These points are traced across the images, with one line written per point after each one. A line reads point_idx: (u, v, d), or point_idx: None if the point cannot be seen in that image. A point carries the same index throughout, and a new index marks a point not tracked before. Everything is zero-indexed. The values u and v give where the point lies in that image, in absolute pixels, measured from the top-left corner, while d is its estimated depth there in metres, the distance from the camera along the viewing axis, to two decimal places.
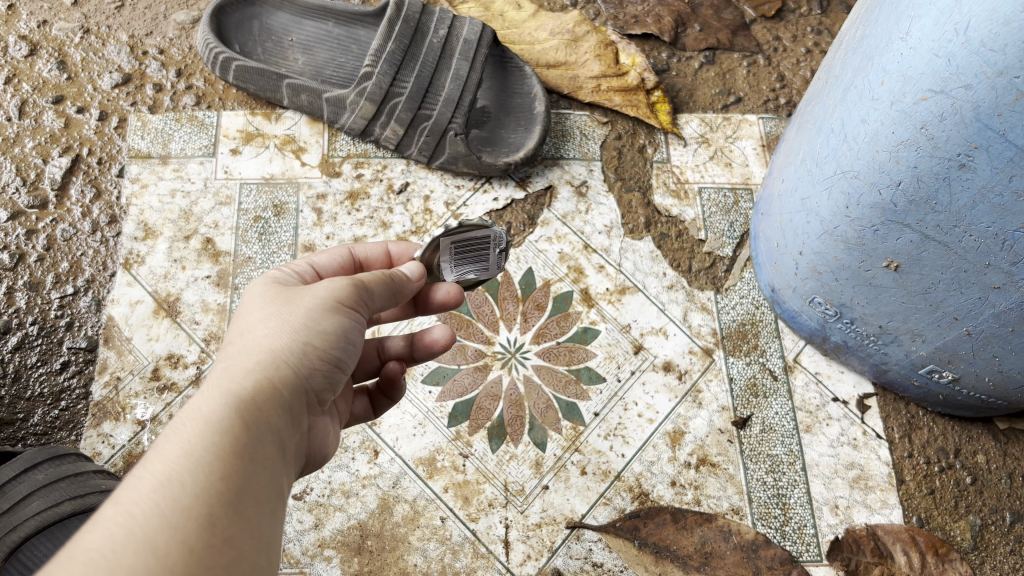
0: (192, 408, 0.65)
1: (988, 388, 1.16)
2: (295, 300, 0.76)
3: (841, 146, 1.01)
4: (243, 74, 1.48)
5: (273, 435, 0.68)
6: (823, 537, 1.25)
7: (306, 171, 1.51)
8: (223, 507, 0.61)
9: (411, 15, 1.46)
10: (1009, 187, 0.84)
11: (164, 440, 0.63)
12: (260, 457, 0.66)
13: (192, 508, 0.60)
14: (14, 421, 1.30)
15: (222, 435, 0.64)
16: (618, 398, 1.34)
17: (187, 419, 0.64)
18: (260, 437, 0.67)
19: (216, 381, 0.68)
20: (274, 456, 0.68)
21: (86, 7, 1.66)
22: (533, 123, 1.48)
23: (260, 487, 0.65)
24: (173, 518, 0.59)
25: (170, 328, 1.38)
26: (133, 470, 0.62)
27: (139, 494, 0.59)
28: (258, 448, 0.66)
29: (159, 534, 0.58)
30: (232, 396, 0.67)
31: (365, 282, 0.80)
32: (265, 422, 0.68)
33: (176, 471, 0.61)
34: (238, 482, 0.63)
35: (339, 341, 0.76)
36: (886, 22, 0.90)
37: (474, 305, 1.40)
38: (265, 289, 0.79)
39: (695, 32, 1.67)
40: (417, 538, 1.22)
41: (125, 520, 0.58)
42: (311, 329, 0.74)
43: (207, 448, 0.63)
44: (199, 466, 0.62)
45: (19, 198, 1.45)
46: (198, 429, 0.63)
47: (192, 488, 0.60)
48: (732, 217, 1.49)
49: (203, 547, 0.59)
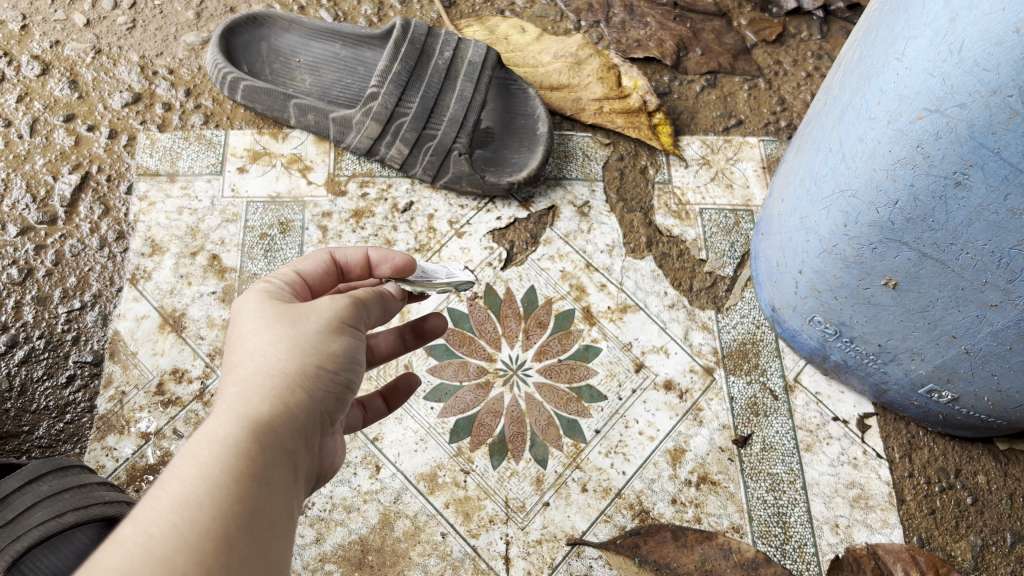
0: (208, 430, 0.66)
1: (987, 408, 1.17)
2: (305, 320, 0.76)
3: (839, 165, 1.03)
4: (251, 94, 1.51)
5: (287, 456, 0.69)
6: (823, 556, 1.25)
7: (311, 190, 1.53)
8: (239, 527, 0.62)
9: (417, 37, 1.49)
10: (1004, 206, 0.85)
11: (180, 462, 0.63)
12: (275, 478, 0.67)
13: (209, 530, 0.60)
14: (19, 434, 1.31)
15: (238, 458, 0.64)
16: (619, 416, 1.34)
17: (204, 441, 0.65)
18: (275, 458, 0.67)
19: (231, 403, 0.69)
20: (288, 476, 0.68)
21: (98, 28, 1.69)
22: (536, 144, 1.50)
23: (275, 509, 0.66)
24: (192, 537, 0.59)
25: (176, 343, 1.39)
26: (149, 491, 0.62)
27: (157, 514, 0.59)
28: (273, 469, 0.67)
29: (179, 553, 0.58)
30: (248, 418, 0.67)
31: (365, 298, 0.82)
32: (279, 444, 0.68)
33: (193, 493, 0.61)
34: (254, 504, 0.64)
35: (347, 363, 0.77)
36: (883, 44, 0.92)
37: (476, 323, 1.41)
38: (267, 306, 0.79)
39: (696, 56, 1.70)
40: (417, 554, 1.22)
41: (144, 540, 0.58)
42: (322, 351, 0.75)
43: (224, 469, 0.63)
44: (215, 488, 0.62)
45: (28, 214, 1.48)
46: (215, 451, 0.64)
47: (209, 509, 0.61)
48: (733, 238, 1.50)
49: (219, 569, 0.60)
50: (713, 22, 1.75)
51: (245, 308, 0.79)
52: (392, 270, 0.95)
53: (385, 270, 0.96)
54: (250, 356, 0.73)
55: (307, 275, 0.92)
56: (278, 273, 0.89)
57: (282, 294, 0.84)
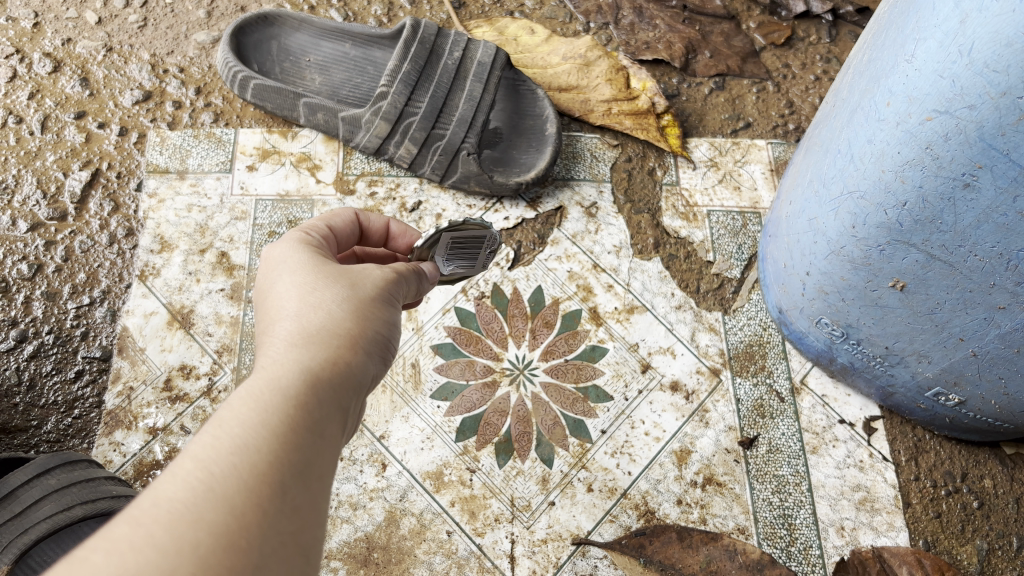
0: (268, 378, 0.66)
1: (994, 411, 1.17)
2: (359, 286, 0.79)
3: (848, 167, 1.03)
4: (261, 92, 1.52)
5: (339, 413, 0.69)
6: (829, 559, 1.25)
7: (320, 188, 1.54)
8: (295, 476, 0.62)
9: (427, 37, 1.50)
10: (1013, 208, 0.85)
11: (241, 403, 0.63)
12: (328, 432, 0.67)
13: (266, 474, 0.60)
14: (28, 428, 1.32)
15: (298, 409, 0.65)
16: (625, 416, 1.35)
17: (266, 388, 0.65)
18: (329, 414, 0.68)
19: (290, 354, 0.69)
20: (338, 433, 0.69)
21: (110, 26, 1.70)
22: (543, 144, 1.51)
23: (326, 463, 0.66)
24: (252, 478, 0.59)
25: (184, 340, 1.40)
26: (205, 428, 0.62)
27: (218, 452, 0.59)
28: (327, 424, 0.67)
29: (238, 492, 0.58)
30: (307, 371, 0.68)
31: (404, 273, 0.86)
32: (335, 401, 0.69)
33: (253, 437, 0.61)
34: (309, 455, 0.64)
35: (391, 332, 0.79)
36: (892, 46, 0.93)
37: (483, 322, 1.42)
38: (319, 264, 0.81)
39: (705, 59, 1.70)
40: (423, 552, 1.23)
41: (205, 477, 0.58)
42: (374, 318, 0.77)
43: (283, 417, 0.64)
44: (274, 435, 0.62)
45: (39, 210, 1.48)
46: (275, 399, 0.64)
47: (268, 453, 0.61)
48: (741, 240, 1.50)
49: (274, 515, 0.59)
50: (722, 25, 1.76)
51: (297, 263, 0.80)
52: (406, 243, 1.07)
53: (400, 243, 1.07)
54: (307, 311, 0.74)
55: (337, 228, 0.94)
56: (310, 226, 0.91)
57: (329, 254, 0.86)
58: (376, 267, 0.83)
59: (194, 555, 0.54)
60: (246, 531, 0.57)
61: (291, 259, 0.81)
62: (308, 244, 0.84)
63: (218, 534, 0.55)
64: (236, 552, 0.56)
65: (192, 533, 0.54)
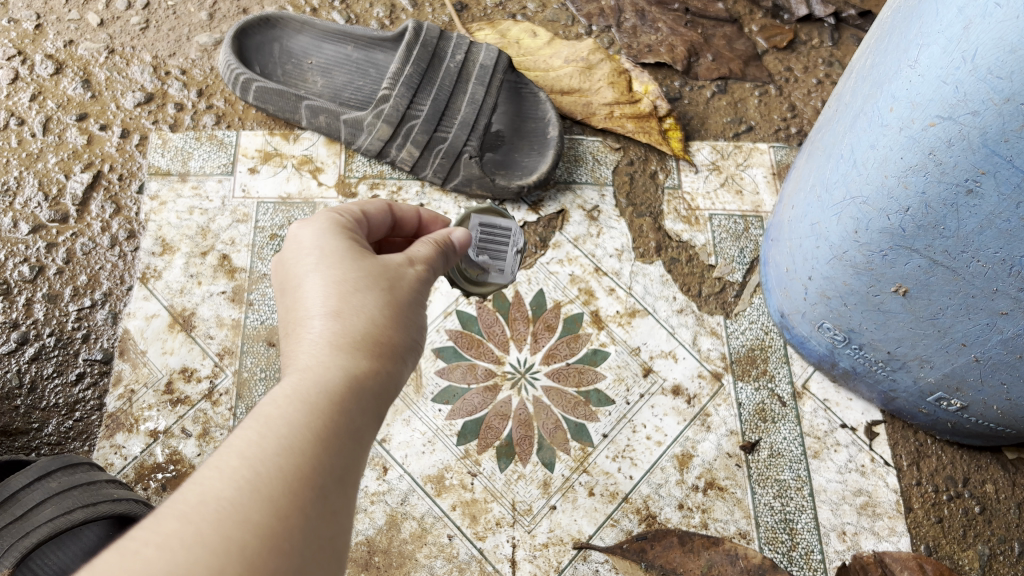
0: (307, 383, 0.68)
1: (997, 417, 1.17)
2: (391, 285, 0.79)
3: (850, 172, 1.03)
4: (263, 95, 1.52)
5: (375, 419, 0.72)
6: (830, 564, 1.25)
7: (322, 191, 1.54)
8: (333, 481, 0.64)
9: (429, 39, 1.50)
10: (1016, 213, 0.85)
11: (285, 406, 0.65)
12: (365, 437, 0.70)
13: (312, 481, 0.62)
14: (29, 431, 1.32)
15: (337, 417, 0.67)
16: (626, 420, 1.34)
17: (307, 394, 0.67)
18: (366, 419, 0.70)
19: (329, 357, 0.71)
20: (369, 440, 0.71)
21: (111, 28, 1.70)
22: (546, 147, 1.50)
23: (361, 467, 0.68)
24: (296, 479, 0.61)
25: (185, 342, 1.40)
26: (250, 429, 0.63)
27: (263, 455, 0.62)
28: (361, 431, 0.69)
29: (284, 498, 0.60)
30: (349, 377, 0.70)
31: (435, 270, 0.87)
32: (371, 407, 0.71)
33: (295, 444, 0.63)
34: (347, 460, 0.66)
35: (421, 329, 0.81)
36: (896, 51, 0.93)
37: (484, 325, 1.41)
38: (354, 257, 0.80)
39: (708, 62, 1.70)
40: (424, 556, 1.23)
41: (253, 478, 0.60)
42: (407, 319, 0.79)
43: (326, 425, 0.66)
44: (318, 442, 0.65)
45: (40, 213, 1.48)
46: (318, 406, 0.66)
47: (311, 458, 0.63)
48: (743, 243, 1.50)
49: (317, 517, 0.62)
50: (724, 28, 1.76)
51: (324, 247, 0.80)
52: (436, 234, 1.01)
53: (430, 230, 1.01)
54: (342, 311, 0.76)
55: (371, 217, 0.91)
56: (341, 210, 0.87)
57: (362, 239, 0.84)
58: (408, 262, 0.83)
59: (242, 556, 0.56)
60: (291, 536, 0.59)
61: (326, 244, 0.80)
62: (335, 223, 0.83)
63: (266, 537, 0.58)
64: (279, 555, 0.58)
65: (240, 534, 0.56)
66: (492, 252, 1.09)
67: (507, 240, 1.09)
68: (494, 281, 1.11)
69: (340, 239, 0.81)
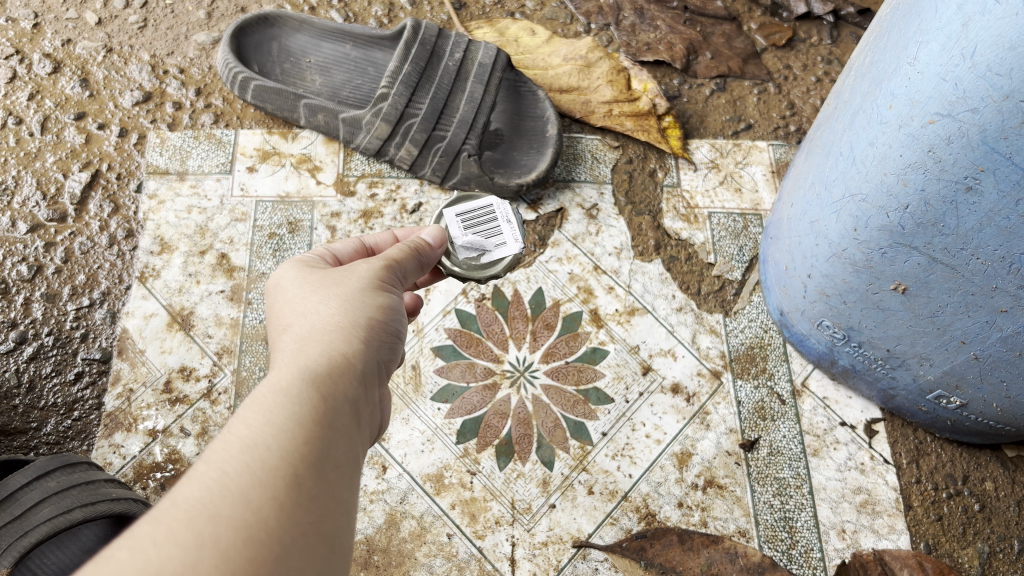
0: (269, 381, 0.68)
1: (996, 414, 1.17)
2: (347, 282, 0.81)
3: (850, 169, 1.03)
4: (261, 93, 1.51)
5: (349, 405, 0.71)
6: (830, 562, 1.25)
7: (321, 190, 1.54)
8: (306, 467, 0.63)
9: (427, 38, 1.49)
10: (1015, 211, 0.85)
11: (246, 407, 0.65)
12: (339, 423, 0.69)
13: (279, 468, 0.62)
14: (27, 430, 1.32)
15: (301, 405, 0.66)
16: (626, 418, 1.34)
17: (269, 390, 0.67)
18: (336, 406, 0.69)
19: (290, 357, 0.72)
20: (349, 425, 0.70)
21: (109, 27, 1.70)
22: (545, 146, 1.50)
23: (340, 453, 0.67)
24: (263, 469, 0.61)
25: (184, 341, 1.40)
26: (218, 435, 0.64)
27: (228, 453, 0.61)
28: (335, 416, 0.69)
29: (253, 488, 0.60)
30: (308, 370, 0.70)
31: (399, 258, 0.87)
32: (340, 393, 0.70)
33: (259, 436, 0.63)
34: (320, 446, 0.65)
35: (393, 316, 0.81)
36: (894, 48, 0.92)
37: (483, 324, 1.41)
38: (310, 274, 0.83)
39: (706, 60, 1.70)
40: (423, 554, 1.23)
41: (219, 476, 0.60)
42: (371, 306, 0.79)
43: (290, 415, 0.65)
44: (282, 430, 0.64)
45: (39, 212, 1.48)
46: (279, 399, 0.66)
47: (277, 449, 0.63)
48: (742, 241, 1.50)
49: (291, 504, 0.61)
50: (723, 26, 1.75)
51: (286, 275, 0.83)
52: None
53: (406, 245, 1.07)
54: (304, 316, 0.77)
55: (340, 254, 0.94)
56: (310, 251, 0.91)
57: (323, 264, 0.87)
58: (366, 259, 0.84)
59: (216, 550, 0.56)
60: (264, 524, 0.59)
61: (284, 272, 0.84)
62: (301, 259, 0.87)
63: (238, 528, 0.58)
64: (256, 543, 0.58)
65: (211, 529, 0.57)
66: (484, 232, 1.06)
67: (493, 216, 1.07)
68: (504, 255, 1.05)
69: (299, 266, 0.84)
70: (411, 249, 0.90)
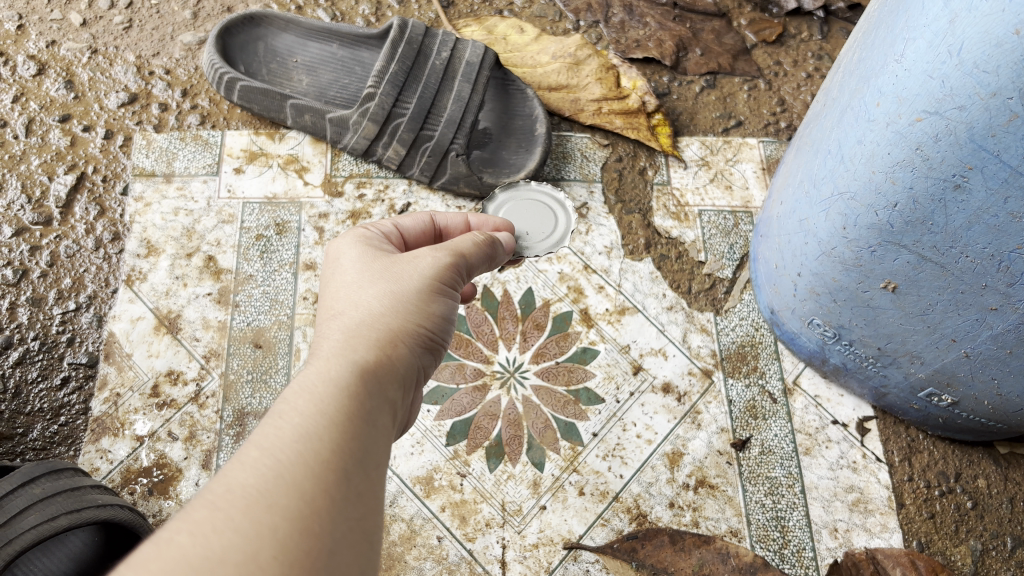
0: (319, 371, 0.68)
1: (987, 412, 1.16)
2: (403, 279, 0.80)
3: (838, 167, 1.02)
4: (247, 94, 1.50)
5: (388, 406, 0.71)
6: (822, 561, 1.24)
7: (308, 191, 1.52)
8: (355, 462, 0.63)
9: (414, 37, 1.47)
10: (1004, 209, 0.84)
11: (296, 396, 0.65)
12: (380, 422, 0.68)
13: (330, 461, 0.61)
14: (13, 436, 1.30)
15: (349, 399, 0.66)
16: (616, 418, 1.33)
17: (318, 380, 0.67)
18: (379, 404, 0.69)
19: (339, 349, 0.71)
20: (388, 424, 0.70)
21: (94, 28, 1.68)
22: (533, 145, 1.49)
23: (380, 451, 0.67)
24: (316, 461, 0.61)
25: (171, 345, 1.38)
26: (266, 420, 0.64)
27: (281, 441, 0.61)
28: (377, 415, 0.68)
29: (306, 478, 0.59)
30: (356, 365, 0.69)
31: (465, 259, 0.87)
32: (383, 393, 0.70)
33: (311, 426, 0.63)
34: (365, 442, 0.65)
35: (442, 324, 0.81)
36: (882, 45, 0.91)
37: (473, 324, 1.40)
38: (370, 261, 0.82)
39: (696, 57, 1.69)
40: (413, 557, 1.22)
41: (273, 463, 0.59)
42: (422, 310, 0.79)
43: (339, 408, 0.65)
44: (332, 423, 0.64)
45: (24, 216, 1.47)
46: (330, 392, 0.66)
47: (328, 441, 0.62)
48: (732, 239, 1.49)
49: (341, 498, 0.60)
50: (712, 22, 1.74)
51: (345, 257, 0.83)
52: (491, 232, 1.07)
53: (485, 231, 1.06)
54: (355, 307, 0.77)
55: (406, 230, 0.96)
56: (376, 224, 0.93)
57: (385, 248, 0.87)
58: (431, 250, 0.84)
59: (274, 539, 0.55)
60: (317, 515, 0.58)
61: (343, 254, 0.84)
62: (364, 239, 0.87)
63: (294, 518, 0.57)
64: (310, 535, 0.57)
65: (268, 517, 0.56)
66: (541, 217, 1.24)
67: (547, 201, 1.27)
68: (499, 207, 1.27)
69: (358, 250, 0.84)
70: (482, 243, 0.90)
